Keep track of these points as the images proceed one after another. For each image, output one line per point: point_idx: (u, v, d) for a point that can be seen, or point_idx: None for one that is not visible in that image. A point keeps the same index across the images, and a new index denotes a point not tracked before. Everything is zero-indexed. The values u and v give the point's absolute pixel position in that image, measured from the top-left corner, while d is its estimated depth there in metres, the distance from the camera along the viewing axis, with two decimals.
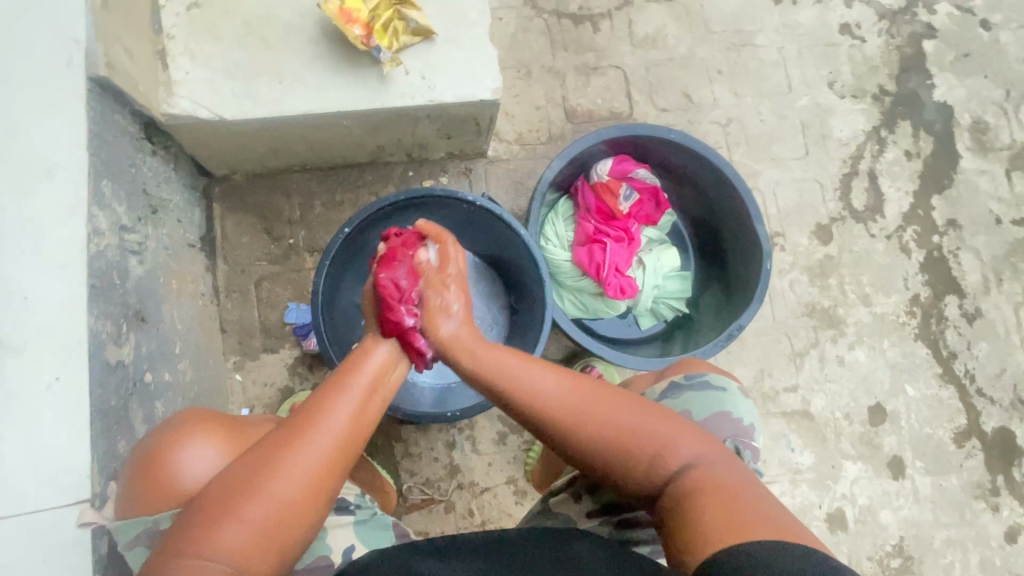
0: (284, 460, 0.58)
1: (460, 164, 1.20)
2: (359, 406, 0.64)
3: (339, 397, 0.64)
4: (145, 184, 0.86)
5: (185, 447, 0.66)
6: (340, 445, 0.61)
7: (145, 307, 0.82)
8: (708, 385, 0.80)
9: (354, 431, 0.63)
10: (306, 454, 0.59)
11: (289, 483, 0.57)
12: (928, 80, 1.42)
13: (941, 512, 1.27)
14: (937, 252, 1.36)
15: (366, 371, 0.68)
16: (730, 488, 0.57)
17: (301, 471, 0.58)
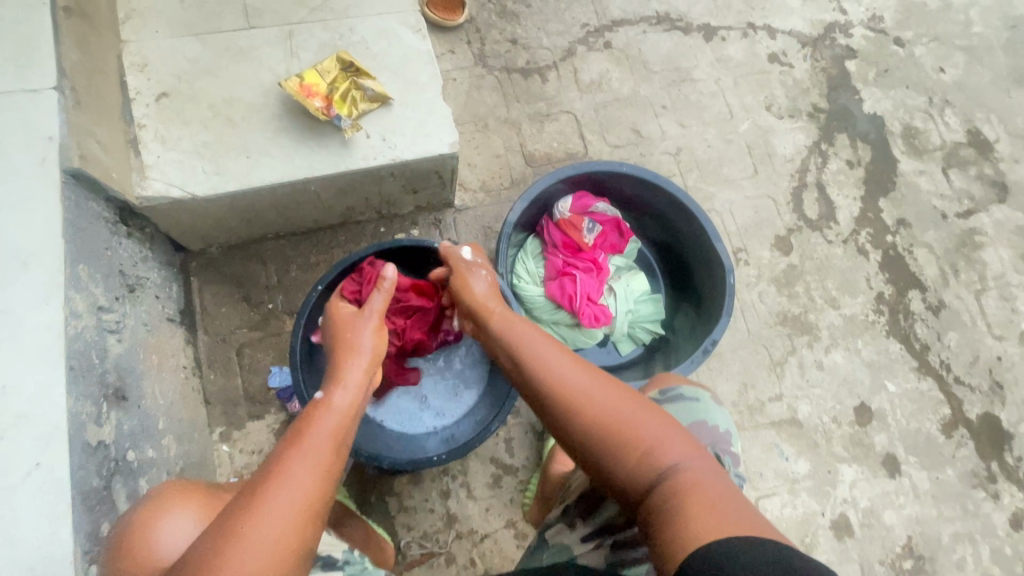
0: (245, 528, 0.53)
1: (429, 216, 1.25)
2: (315, 467, 0.59)
3: (294, 460, 0.59)
4: (121, 265, 0.89)
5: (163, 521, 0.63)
6: (299, 512, 0.56)
7: (125, 384, 0.82)
8: (680, 397, 0.85)
9: (322, 480, 0.59)
10: (271, 516, 0.54)
11: (255, 552, 0.52)
12: (855, 95, 1.53)
13: (944, 506, 1.27)
14: (892, 251, 1.42)
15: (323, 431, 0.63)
16: (714, 490, 0.56)
17: (266, 537, 0.53)
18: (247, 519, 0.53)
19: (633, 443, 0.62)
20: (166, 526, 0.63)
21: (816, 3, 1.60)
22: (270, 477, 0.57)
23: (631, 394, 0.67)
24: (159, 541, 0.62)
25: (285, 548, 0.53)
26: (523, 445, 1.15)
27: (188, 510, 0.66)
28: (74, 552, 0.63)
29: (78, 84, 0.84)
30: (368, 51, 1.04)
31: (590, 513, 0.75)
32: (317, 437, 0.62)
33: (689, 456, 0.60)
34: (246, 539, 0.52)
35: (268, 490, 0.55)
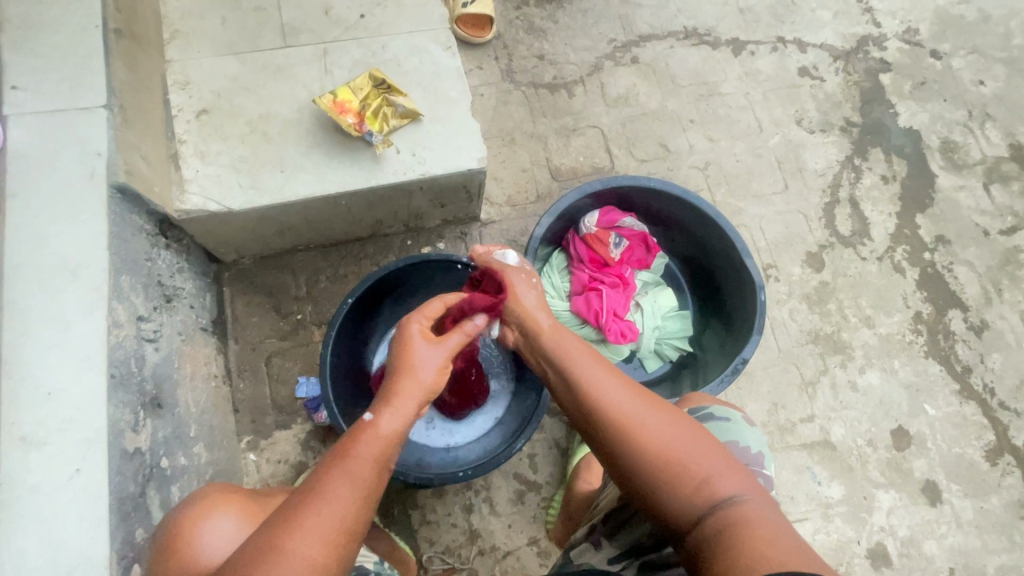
0: (290, 543, 0.53)
1: (456, 229, 1.26)
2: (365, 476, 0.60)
3: (339, 469, 0.59)
4: (159, 276, 0.92)
5: (207, 521, 0.65)
6: (345, 521, 0.56)
7: (161, 392, 0.84)
8: (711, 416, 0.83)
9: (365, 498, 0.58)
10: (315, 534, 0.54)
11: (298, 566, 0.53)
12: (890, 109, 1.50)
13: (989, 538, 1.20)
14: (930, 269, 1.38)
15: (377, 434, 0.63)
16: (770, 527, 0.56)
17: (310, 554, 0.53)
18: (292, 533, 0.54)
19: (685, 474, 0.61)
20: (210, 525, 0.65)
21: (848, 15, 1.57)
22: (314, 494, 0.57)
23: (684, 419, 0.65)
24: (201, 542, 0.63)
25: (327, 564, 0.54)
26: (547, 462, 1.14)
27: (230, 511, 0.67)
28: (108, 558, 0.64)
29: (126, 102, 0.87)
30: (400, 68, 1.06)
31: (616, 531, 0.74)
32: (362, 452, 0.61)
33: (742, 489, 0.60)
34: (290, 555, 0.53)
35: (312, 506, 0.56)
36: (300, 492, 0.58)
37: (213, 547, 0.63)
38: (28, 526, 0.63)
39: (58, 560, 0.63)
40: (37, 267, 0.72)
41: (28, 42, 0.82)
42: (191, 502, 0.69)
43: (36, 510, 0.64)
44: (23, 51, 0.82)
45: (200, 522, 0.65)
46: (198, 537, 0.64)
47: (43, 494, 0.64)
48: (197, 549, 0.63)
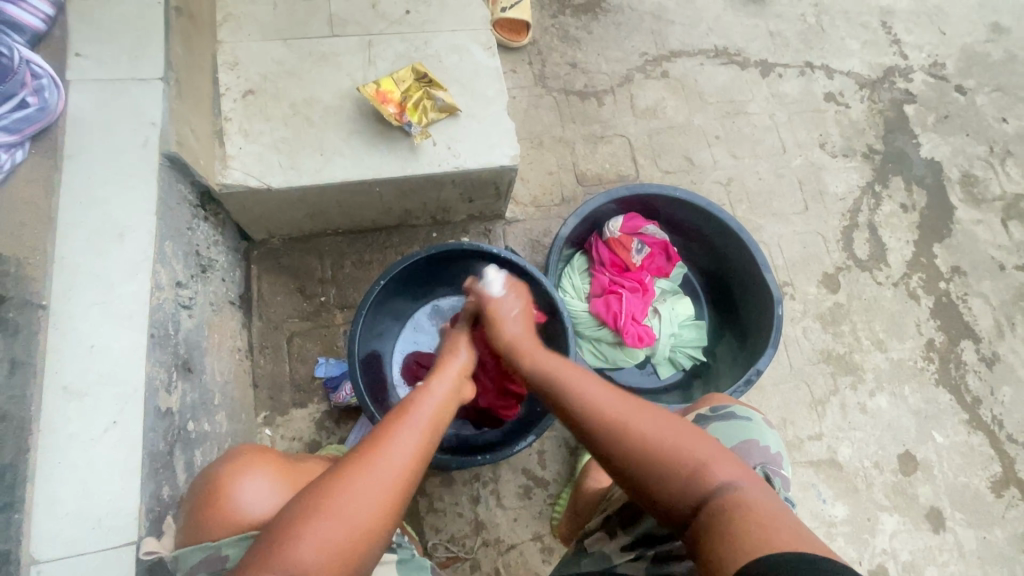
0: (331, 507, 0.56)
1: (480, 226, 1.29)
2: (418, 439, 0.64)
3: (399, 430, 0.64)
4: (197, 246, 0.94)
5: (242, 478, 0.67)
6: (399, 473, 0.60)
7: (191, 358, 0.87)
8: (734, 416, 0.84)
9: (408, 476, 0.61)
10: (358, 497, 0.57)
11: (340, 527, 0.55)
12: (913, 139, 1.52)
13: (990, 569, 1.20)
14: (945, 298, 1.39)
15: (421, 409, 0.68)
16: (765, 512, 0.55)
17: (353, 519, 0.56)
18: (333, 497, 0.57)
19: (682, 461, 0.61)
20: (246, 483, 0.66)
21: (876, 46, 1.61)
22: (361, 461, 0.60)
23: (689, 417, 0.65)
24: (238, 498, 0.65)
25: (368, 530, 0.57)
26: (555, 459, 1.16)
27: (266, 471, 0.69)
28: (139, 511, 0.66)
29: (180, 76, 0.91)
30: (441, 64, 1.10)
31: (630, 523, 0.74)
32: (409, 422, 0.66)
33: (736, 475, 0.59)
34: (336, 513, 0.56)
35: (355, 473, 0.59)
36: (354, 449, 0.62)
37: (250, 507, 0.65)
38: (61, 474, 0.65)
39: (90, 508, 0.64)
40: (87, 226, 0.75)
41: (95, 14, 0.86)
42: (224, 459, 0.70)
43: (70, 457, 0.66)
44: (90, 23, 0.86)
45: (234, 479, 0.67)
46: (233, 496, 0.65)
47: (81, 442, 0.66)
48: (235, 506, 0.64)
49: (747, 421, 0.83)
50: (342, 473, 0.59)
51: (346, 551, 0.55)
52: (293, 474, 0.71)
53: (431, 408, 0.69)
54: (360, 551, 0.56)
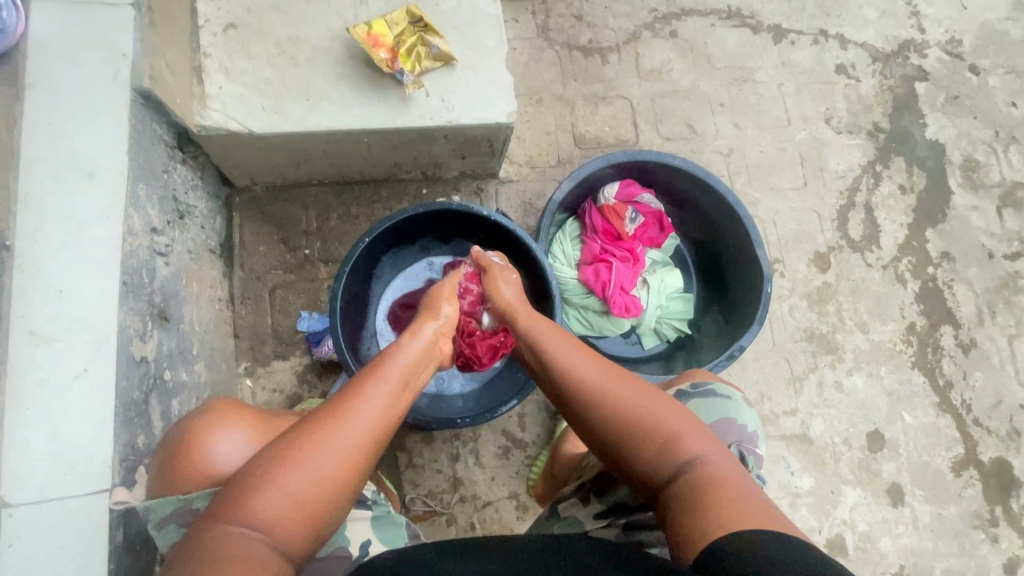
0: (302, 458, 0.56)
1: (472, 184, 1.25)
2: (392, 397, 0.64)
3: (374, 386, 0.64)
4: (174, 190, 0.90)
5: (218, 431, 0.67)
6: (372, 428, 0.61)
7: (168, 307, 0.84)
8: (713, 393, 0.84)
9: (376, 434, 0.61)
10: (328, 451, 0.57)
11: (310, 477, 0.56)
12: (920, 119, 1.49)
13: (940, 541, 1.27)
14: (931, 283, 1.40)
15: (397, 368, 0.68)
16: (735, 488, 0.57)
17: (323, 470, 0.56)
18: (304, 449, 0.57)
19: (655, 433, 0.62)
20: (220, 435, 0.66)
21: (894, 17, 1.54)
22: (333, 416, 0.60)
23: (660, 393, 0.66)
24: (211, 452, 0.65)
25: (339, 483, 0.57)
26: (535, 422, 1.17)
27: (241, 424, 0.69)
28: (112, 458, 0.66)
29: (155, 4, 0.84)
30: (438, 8, 1.03)
31: (604, 491, 0.75)
32: (381, 382, 0.65)
33: (709, 449, 0.61)
34: (303, 465, 0.56)
35: (327, 427, 0.59)
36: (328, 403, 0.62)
37: (224, 459, 0.65)
38: (30, 419, 0.63)
39: (62, 454, 0.64)
40: (53, 163, 0.70)
41: None
42: (199, 412, 0.70)
43: (40, 401, 0.64)
44: None
45: (210, 432, 0.66)
46: (207, 449, 0.65)
47: (51, 388, 0.65)
48: (207, 460, 0.65)
49: (726, 399, 0.83)
50: (310, 427, 0.59)
51: (309, 504, 0.55)
52: (270, 428, 0.71)
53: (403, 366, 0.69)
54: (325, 506, 0.56)
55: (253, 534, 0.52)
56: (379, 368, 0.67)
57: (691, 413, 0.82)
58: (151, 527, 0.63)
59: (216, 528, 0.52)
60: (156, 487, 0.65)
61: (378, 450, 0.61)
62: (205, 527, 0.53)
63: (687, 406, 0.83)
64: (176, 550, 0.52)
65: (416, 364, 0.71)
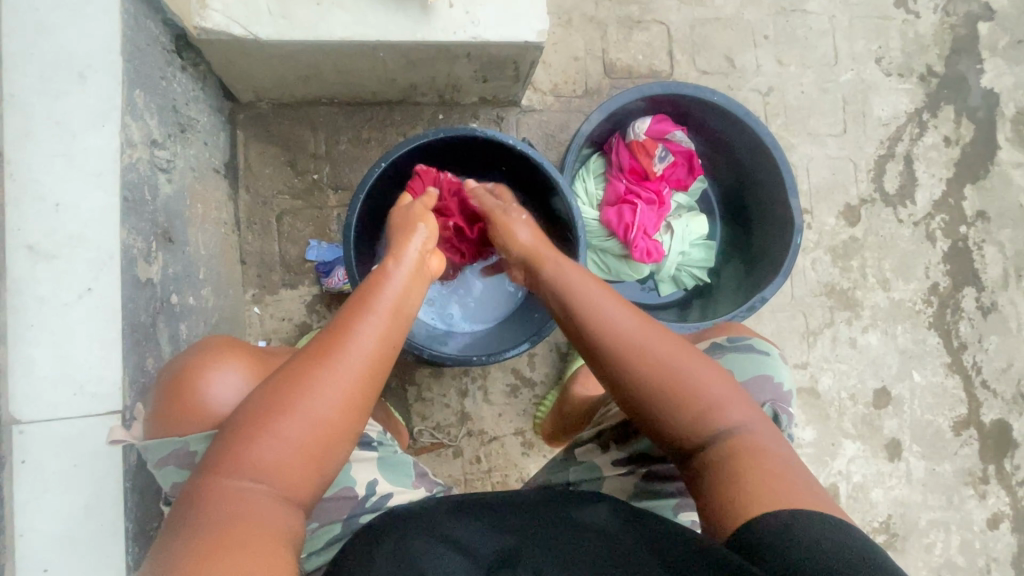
0: (296, 403, 0.54)
1: (492, 111, 1.17)
2: (384, 330, 0.61)
3: (364, 320, 0.60)
4: (174, 100, 0.83)
5: (211, 370, 0.66)
6: (367, 366, 0.58)
7: (172, 228, 0.80)
8: (752, 349, 0.83)
9: (371, 371, 0.58)
10: (322, 394, 0.55)
11: (307, 423, 0.54)
12: (978, 64, 1.37)
13: (930, 495, 1.30)
14: (961, 243, 1.35)
15: (383, 300, 0.64)
16: (767, 462, 0.57)
17: (319, 412, 0.54)
18: (296, 394, 0.54)
19: (688, 403, 0.60)
20: (215, 377, 0.66)
21: None
22: (324, 356, 0.57)
23: (698, 359, 0.63)
24: (208, 393, 0.65)
25: (338, 424, 0.56)
26: (545, 362, 1.16)
27: (235, 365, 0.68)
28: (122, 381, 0.64)
29: None
30: None
31: (626, 439, 0.76)
32: (371, 316, 0.61)
33: (741, 418, 0.60)
34: (298, 411, 0.54)
35: (318, 366, 0.56)
36: (317, 341, 0.59)
37: (222, 399, 0.65)
38: (36, 337, 0.61)
39: (72, 374, 0.62)
40: (40, 60, 0.63)
41: None
42: (195, 351, 0.69)
43: (45, 320, 0.61)
44: None
45: (204, 371, 0.66)
46: (204, 388, 0.65)
47: (53, 307, 0.62)
48: (206, 400, 0.65)
49: (765, 356, 0.83)
50: (298, 371, 0.56)
51: (309, 450, 0.54)
52: (265, 364, 0.70)
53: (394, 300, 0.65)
54: (326, 450, 0.55)
55: (259, 484, 0.52)
56: (366, 300, 0.63)
57: (727, 365, 0.81)
58: (150, 465, 0.63)
59: (214, 479, 0.52)
60: (155, 425, 0.64)
61: (377, 386, 0.59)
62: (204, 477, 0.52)
63: (723, 359, 0.82)
64: (180, 500, 0.52)
65: (409, 292, 0.67)
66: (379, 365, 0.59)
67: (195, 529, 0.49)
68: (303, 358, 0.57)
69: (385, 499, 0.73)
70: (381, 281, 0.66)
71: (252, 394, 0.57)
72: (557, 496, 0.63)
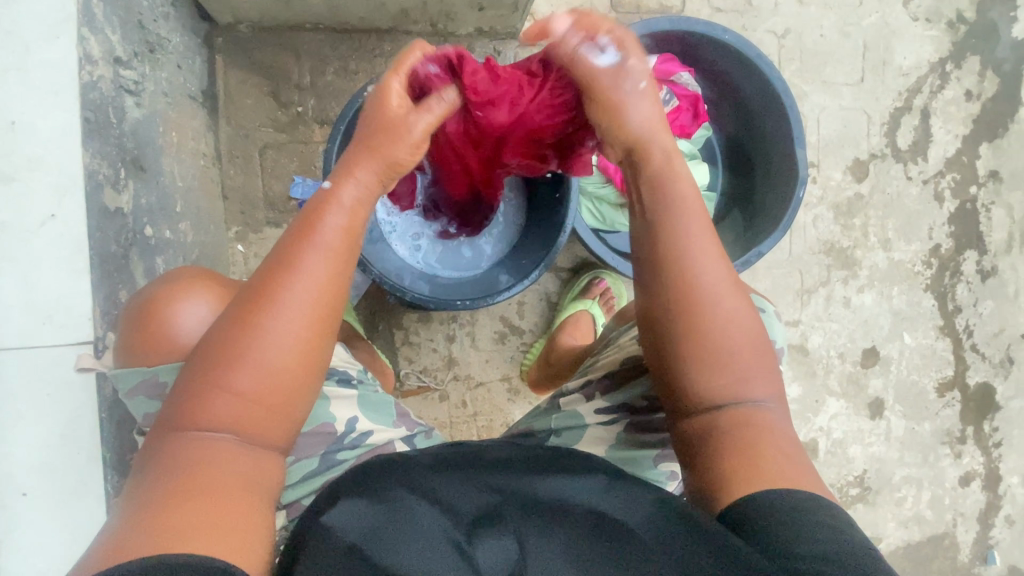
0: (244, 350, 0.51)
1: (489, 45, 1.09)
2: (331, 261, 0.56)
3: (307, 252, 0.55)
4: (140, 15, 0.77)
5: (179, 299, 0.65)
6: (315, 302, 0.54)
7: (144, 155, 0.76)
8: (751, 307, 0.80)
9: (322, 309, 0.54)
10: (271, 338, 0.52)
11: (260, 370, 0.51)
12: (1011, 11, 1.28)
13: (907, 452, 1.33)
14: (969, 205, 1.31)
15: (331, 223, 0.57)
16: (776, 442, 0.57)
17: (272, 358, 0.52)
18: (242, 341, 0.51)
19: (723, 367, 0.59)
20: (183, 309, 0.65)
21: None
22: (265, 298, 0.53)
23: (752, 329, 0.60)
24: (177, 323, 0.64)
25: (295, 366, 0.53)
26: (534, 311, 1.16)
27: (204, 295, 0.66)
28: (92, 310, 0.63)
29: None
30: None
31: (612, 389, 0.75)
32: (317, 248, 0.55)
33: (766, 397, 0.60)
34: (247, 358, 0.51)
35: (263, 309, 0.52)
36: (257, 280, 0.54)
37: (191, 328, 0.64)
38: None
39: (37, 303, 0.59)
40: None
41: None
42: (165, 282, 0.68)
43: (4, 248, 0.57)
44: None
45: (172, 300, 0.65)
46: (173, 317, 0.64)
47: (14, 236, 0.58)
48: (175, 332, 0.63)
49: (761, 313, 0.80)
50: (241, 316, 0.52)
51: (266, 397, 0.52)
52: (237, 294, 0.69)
53: (344, 224, 0.58)
54: (288, 395, 0.53)
55: (218, 436, 0.51)
56: (307, 227, 0.56)
57: None
58: (120, 395, 0.63)
59: (172, 428, 0.51)
60: (123, 354, 0.63)
61: (330, 322, 0.55)
62: (164, 428, 0.51)
63: None
64: (143, 454, 0.52)
65: (361, 210, 0.60)
66: (332, 301, 0.55)
67: (158, 479, 0.48)
68: (249, 298, 0.53)
69: (363, 437, 0.74)
70: (327, 198, 0.58)
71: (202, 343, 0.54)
72: (515, 459, 0.61)
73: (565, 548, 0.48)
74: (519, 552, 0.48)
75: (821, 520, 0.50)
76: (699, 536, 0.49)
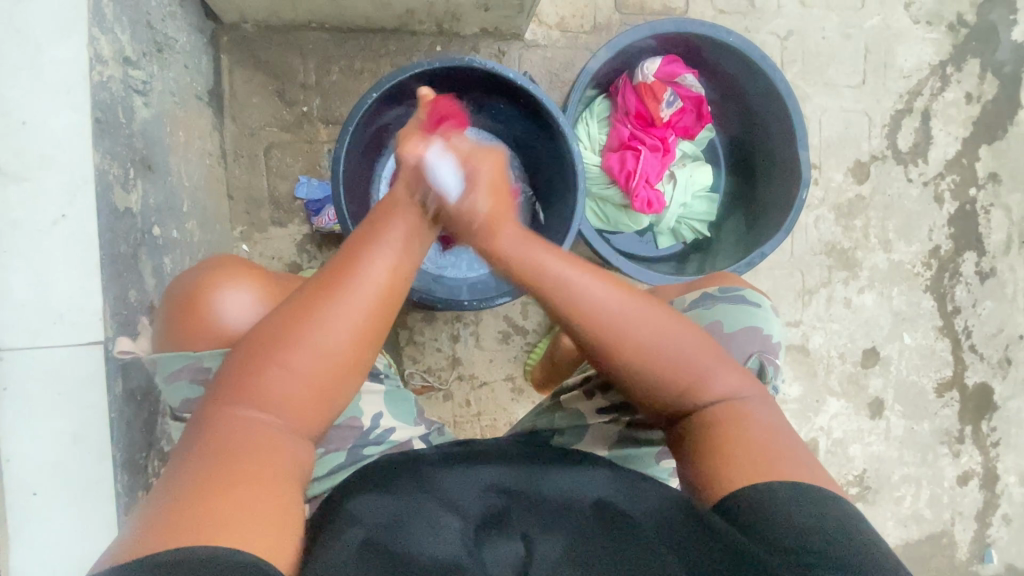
0: (306, 334, 0.53)
1: (494, 45, 1.09)
2: (398, 258, 0.58)
3: (377, 247, 0.57)
4: (148, 15, 0.77)
5: (224, 286, 0.66)
6: (378, 296, 0.55)
7: (152, 155, 0.76)
8: (744, 300, 0.83)
9: (385, 304, 0.56)
10: (333, 325, 0.53)
11: (316, 355, 0.52)
12: (1011, 14, 1.29)
13: (906, 452, 1.34)
14: (969, 206, 1.32)
15: (400, 223, 0.60)
16: (766, 434, 0.57)
17: (330, 345, 0.53)
18: (304, 325, 0.53)
19: (680, 375, 0.59)
20: (225, 295, 0.65)
21: None
22: (334, 285, 0.54)
23: (700, 334, 0.60)
24: (219, 309, 0.65)
25: (348, 356, 0.54)
26: (538, 311, 1.16)
27: (249, 284, 0.67)
28: (102, 310, 0.63)
29: None
30: None
31: (610, 387, 0.75)
32: (384, 243, 0.58)
33: (739, 391, 0.60)
34: (307, 342, 0.52)
35: (328, 296, 0.54)
36: (325, 270, 0.56)
37: (233, 316, 0.65)
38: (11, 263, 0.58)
39: (50, 302, 0.60)
40: None
41: None
42: (202, 269, 0.69)
43: (16, 245, 0.58)
44: None
45: (216, 287, 0.66)
46: (215, 303, 0.65)
47: (25, 233, 0.58)
48: (218, 317, 0.64)
49: (755, 307, 0.82)
50: (307, 301, 0.54)
51: (318, 382, 0.53)
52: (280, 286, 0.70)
53: (412, 225, 0.61)
54: (338, 384, 0.54)
55: (269, 416, 0.51)
56: (377, 225, 0.59)
57: (719, 315, 0.80)
58: (161, 381, 0.63)
59: (226, 404, 0.52)
60: (160, 340, 0.66)
61: (388, 318, 0.57)
62: (207, 411, 0.52)
63: (714, 309, 0.81)
64: (189, 426, 0.52)
65: (427, 224, 0.63)
66: (393, 300, 0.57)
67: (201, 456, 0.48)
68: (316, 285, 0.55)
69: (388, 433, 0.74)
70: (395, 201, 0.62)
71: (260, 324, 0.55)
72: (526, 455, 0.62)
73: (566, 544, 0.49)
74: (524, 544, 0.49)
75: (818, 511, 0.49)
76: (701, 524, 0.50)
